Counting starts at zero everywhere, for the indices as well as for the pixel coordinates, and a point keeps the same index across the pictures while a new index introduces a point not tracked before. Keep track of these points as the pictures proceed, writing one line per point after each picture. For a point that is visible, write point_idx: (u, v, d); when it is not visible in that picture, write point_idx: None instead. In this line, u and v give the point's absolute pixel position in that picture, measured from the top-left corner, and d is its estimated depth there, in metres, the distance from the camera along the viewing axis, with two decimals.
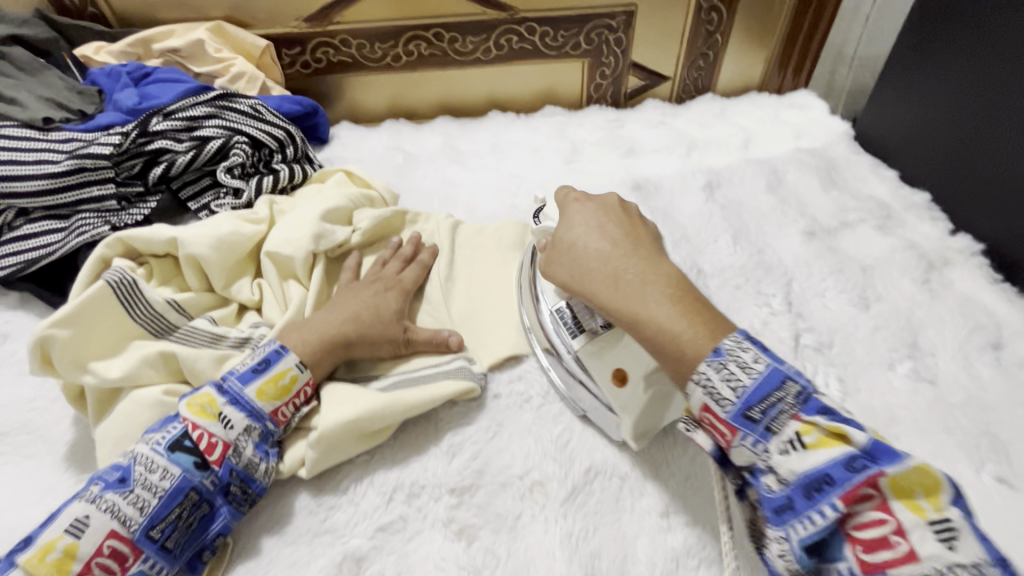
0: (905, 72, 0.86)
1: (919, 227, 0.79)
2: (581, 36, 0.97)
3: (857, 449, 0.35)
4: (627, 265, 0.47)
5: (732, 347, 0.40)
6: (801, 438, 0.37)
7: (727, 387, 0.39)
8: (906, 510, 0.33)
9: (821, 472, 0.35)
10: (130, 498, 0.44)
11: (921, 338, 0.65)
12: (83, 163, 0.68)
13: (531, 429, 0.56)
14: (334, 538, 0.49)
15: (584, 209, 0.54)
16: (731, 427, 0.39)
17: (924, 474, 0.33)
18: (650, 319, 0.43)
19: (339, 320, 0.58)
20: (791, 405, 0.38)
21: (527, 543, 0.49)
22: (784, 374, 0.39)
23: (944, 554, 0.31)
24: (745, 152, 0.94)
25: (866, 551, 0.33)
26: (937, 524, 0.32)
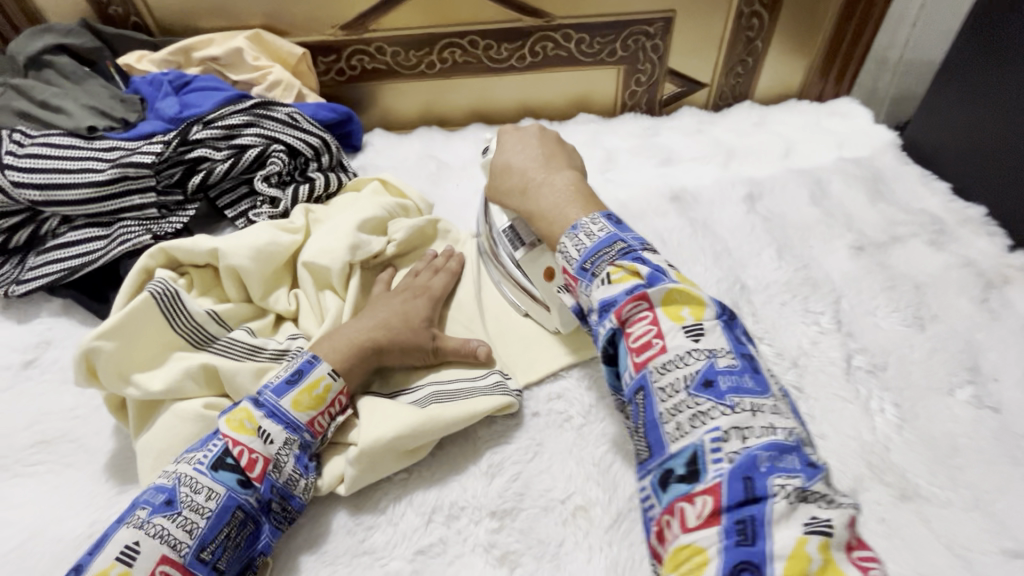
0: (961, 80, 0.82)
1: (974, 243, 0.76)
2: (617, 43, 0.95)
3: (643, 280, 0.46)
4: (535, 178, 0.61)
5: (586, 224, 0.53)
6: (611, 276, 0.48)
7: (575, 250, 0.52)
8: (668, 318, 0.45)
9: (612, 297, 0.46)
10: (179, 520, 0.43)
11: (983, 362, 0.62)
12: (125, 172, 0.69)
13: (572, 450, 0.54)
14: (373, 560, 0.48)
15: (514, 136, 0.66)
16: (576, 278, 0.51)
17: (688, 295, 0.46)
18: (541, 210, 0.58)
19: (371, 327, 0.57)
20: (613, 256, 0.49)
21: (571, 572, 0.47)
22: (617, 238, 0.51)
23: (687, 344, 0.43)
24: (785, 161, 0.91)
25: (637, 355, 0.45)
26: (687, 325, 0.44)
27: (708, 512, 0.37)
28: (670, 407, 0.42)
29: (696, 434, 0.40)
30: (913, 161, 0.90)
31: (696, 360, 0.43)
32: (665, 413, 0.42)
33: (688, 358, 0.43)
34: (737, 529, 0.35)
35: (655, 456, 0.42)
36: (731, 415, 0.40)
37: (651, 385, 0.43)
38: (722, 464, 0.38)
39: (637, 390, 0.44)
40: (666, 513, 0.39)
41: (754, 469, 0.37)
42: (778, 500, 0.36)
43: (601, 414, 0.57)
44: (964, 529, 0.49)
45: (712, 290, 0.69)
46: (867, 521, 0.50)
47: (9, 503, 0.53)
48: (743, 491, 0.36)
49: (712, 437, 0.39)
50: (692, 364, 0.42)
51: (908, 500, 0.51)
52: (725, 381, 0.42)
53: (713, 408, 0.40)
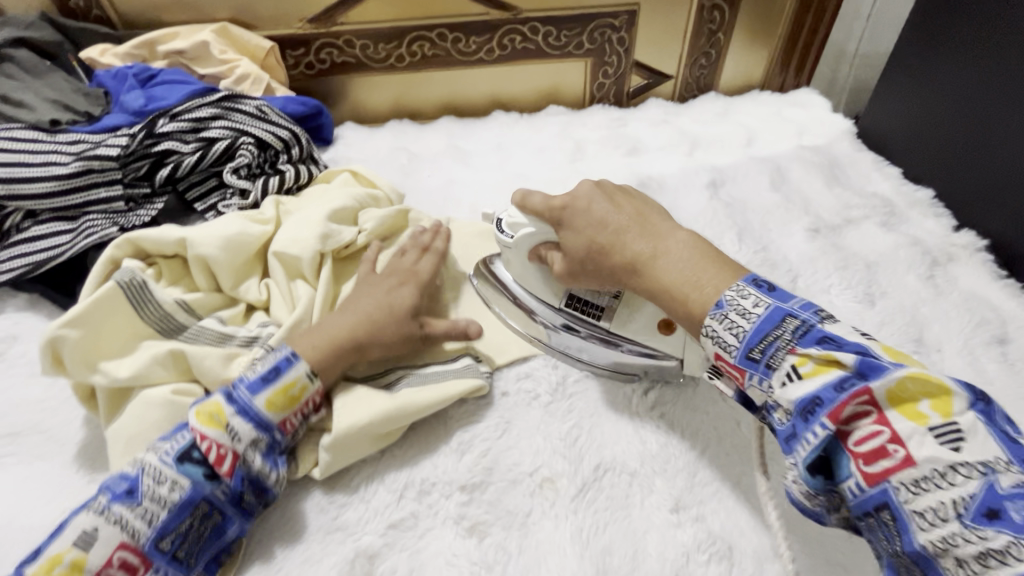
0: (907, 70, 0.87)
1: (922, 223, 0.80)
2: (584, 35, 0.98)
3: (852, 371, 0.37)
4: (641, 244, 0.51)
5: (733, 298, 0.44)
6: (797, 369, 0.39)
7: (732, 334, 0.43)
8: (903, 419, 0.35)
9: (814, 395, 0.37)
10: (138, 510, 0.44)
11: (927, 334, 0.65)
12: (90, 164, 0.69)
13: (540, 426, 0.56)
14: (346, 536, 0.49)
15: (575, 199, 0.56)
16: (739, 367, 0.42)
17: (924, 382, 0.36)
18: (666, 283, 0.48)
19: (352, 323, 0.56)
20: (788, 341, 0.41)
21: (539, 540, 0.49)
22: (785, 313, 0.42)
23: (944, 456, 0.34)
24: (748, 149, 0.94)
25: (866, 463, 0.36)
26: (937, 429, 0.34)
27: None
28: (936, 536, 0.33)
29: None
30: (866, 148, 0.94)
31: (964, 477, 0.33)
32: (929, 543, 0.33)
33: (953, 474, 0.33)
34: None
35: None
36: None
37: (899, 505, 0.34)
38: None
39: (876, 505, 0.35)
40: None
41: None
42: None
43: (568, 391, 0.59)
44: None
45: None
46: None
47: None
48: None
49: None
50: (958, 480, 0.33)
51: None
52: (1015, 506, 0.31)
53: (1007, 543, 0.31)
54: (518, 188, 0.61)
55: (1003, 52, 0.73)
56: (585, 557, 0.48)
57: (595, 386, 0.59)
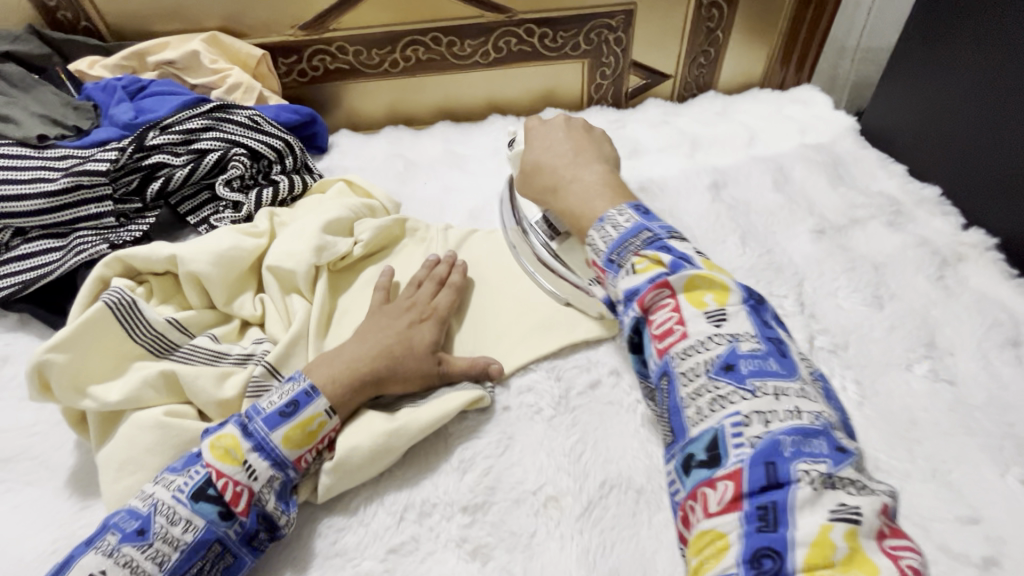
0: (911, 67, 0.85)
1: (930, 223, 0.78)
2: (580, 36, 0.96)
3: (666, 269, 0.46)
4: (569, 175, 0.61)
5: (613, 215, 0.53)
6: (635, 267, 0.48)
7: (603, 241, 0.52)
8: (689, 303, 0.45)
9: (637, 286, 0.46)
10: (149, 551, 0.42)
11: (938, 338, 0.64)
12: (79, 180, 0.68)
13: (543, 442, 0.55)
14: (345, 562, 0.48)
15: (540, 131, 0.67)
16: (603, 270, 0.51)
17: (711, 279, 0.45)
18: (570, 207, 0.59)
19: (371, 355, 0.54)
20: (637, 247, 0.49)
21: (543, 562, 0.47)
22: (644, 227, 0.51)
23: (708, 330, 0.43)
24: (749, 149, 0.93)
25: (659, 341, 0.45)
26: (710, 312, 0.44)
27: (729, 497, 0.36)
28: (693, 391, 0.41)
29: (715, 419, 0.39)
30: (872, 146, 0.92)
31: (717, 344, 0.42)
32: (688, 400, 0.41)
33: (709, 342, 0.42)
34: (759, 515, 0.34)
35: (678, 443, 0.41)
36: (751, 399, 0.39)
37: (674, 370, 0.43)
38: (744, 449, 0.37)
39: (662, 375, 0.44)
40: (690, 498, 0.39)
41: (776, 453, 0.36)
42: (803, 486, 0.34)
43: (571, 404, 0.57)
44: (922, 499, 0.51)
45: None
46: None
47: None
48: (765, 476, 0.35)
49: (733, 421, 0.38)
50: (713, 347, 0.42)
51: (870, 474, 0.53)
52: (746, 364, 0.40)
53: (734, 392, 0.39)
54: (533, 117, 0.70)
55: (1013, 46, 0.70)
56: None
57: (598, 397, 0.58)
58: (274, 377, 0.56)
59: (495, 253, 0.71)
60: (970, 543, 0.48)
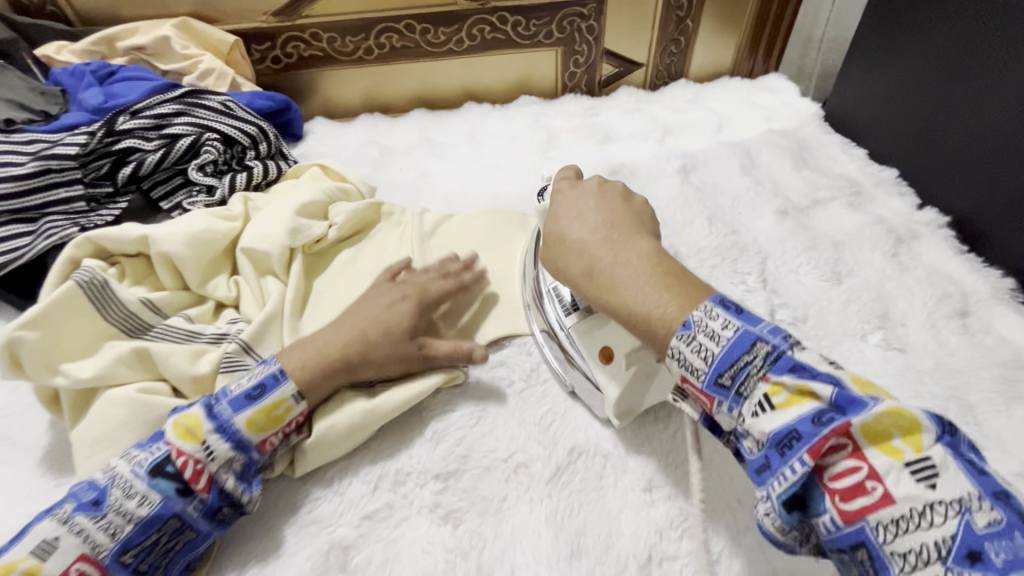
0: (869, 54, 0.88)
1: (887, 203, 0.81)
2: (553, 25, 0.98)
3: (828, 405, 0.35)
4: (603, 255, 0.47)
5: (701, 317, 0.40)
6: (769, 400, 0.37)
7: (698, 356, 0.39)
8: (881, 455, 0.33)
9: (793, 429, 0.35)
10: (102, 522, 0.43)
11: (892, 310, 0.67)
12: (48, 164, 0.68)
13: (514, 413, 0.56)
14: (320, 529, 0.49)
15: (568, 197, 0.54)
16: (708, 394, 0.39)
17: (898, 416, 0.34)
18: (625, 301, 0.44)
19: (342, 342, 0.54)
20: (759, 367, 0.38)
21: (513, 524, 0.49)
22: (754, 335, 0.39)
23: (923, 493, 0.32)
24: (718, 135, 0.95)
25: (843, 500, 0.34)
26: (913, 465, 0.33)
27: None
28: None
29: None
30: (834, 131, 0.96)
31: (944, 516, 0.31)
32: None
33: (931, 514, 0.31)
34: None
35: None
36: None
37: (879, 546, 0.32)
38: None
39: (853, 543, 0.33)
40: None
41: None
42: None
43: (542, 377, 0.59)
44: None
45: None
46: None
47: None
48: None
49: None
50: (938, 520, 0.31)
51: None
52: (994, 546, 0.29)
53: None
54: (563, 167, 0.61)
55: (964, 31, 0.74)
56: (560, 538, 0.48)
57: None
58: (248, 354, 0.57)
59: (469, 236, 0.73)
60: None
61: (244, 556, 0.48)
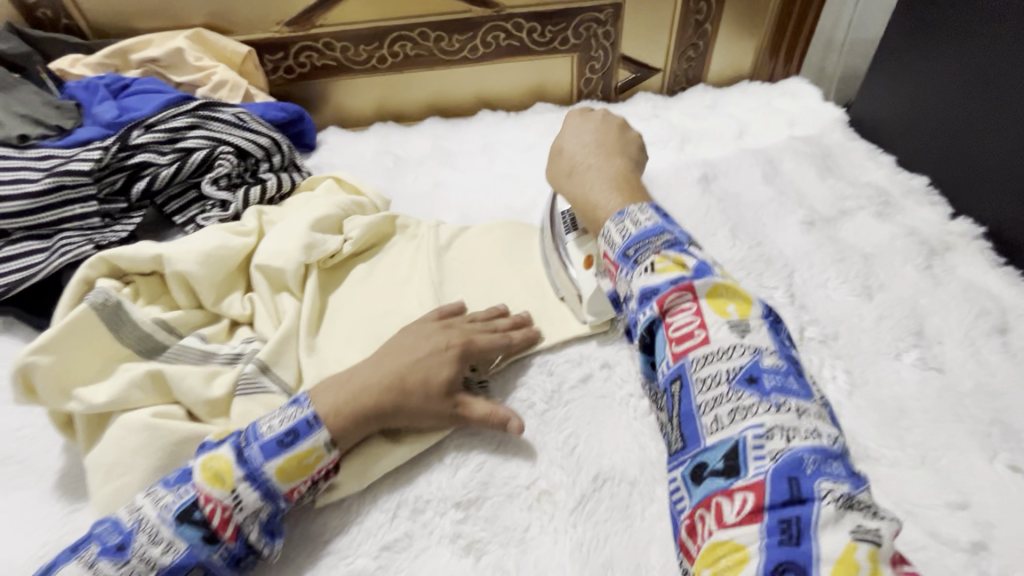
0: (898, 58, 0.85)
1: (918, 213, 0.78)
2: (569, 31, 0.96)
3: (689, 272, 0.45)
4: (585, 162, 0.63)
5: (633, 212, 0.52)
6: (655, 265, 0.46)
7: (618, 235, 0.51)
8: (713, 312, 0.43)
9: (656, 285, 0.45)
10: (126, 569, 0.42)
11: (927, 326, 0.64)
12: (63, 181, 0.67)
13: (536, 436, 0.55)
14: (338, 560, 0.47)
15: (578, 122, 0.69)
16: (615, 264, 0.50)
17: (733, 291, 0.44)
18: (586, 196, 0.60)
19: (380, 384, 0.51)
20: (658, 246, 0.48)
21: (537, 556, 0.47)
22: (663, 229, 0.50)
23: (733, 339, 0.42)
24: (739, 141, 0.93)
25: (677, 344, 0.43)
26: (734, 322, 0.42)
27: (749, 509, 0.35)
28: (709, 398, 0.40)
29: (738, 428, 0.38)
30: (860, 137, 0.93)
31: (739, 355, 0.41)
32: (705, 407, 0.40)
33: (733, 353, 0.41)
34: (781, 528, 0.34)
35: (686, 454, 0.40)
36: (776, 414, 0.38)
37: (689, 375, 0.41)
38: (764, 461, 0.36)
39: (675, 378, 0.42)
40: (699, 507, 0.38)
41: (799, 469, 0.35)
42: (826, 503, 0.34)
43: (564, 398, 0.57)
44: (912, 485, 0.51)
45: None
46: None
47: None
48: (788, 491, 0.35)
49: (754, 433, 0.37)
50: (735, 357, 0.41)
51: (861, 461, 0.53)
52: (769, 379, 0.40)
53: (759, 404, 0.38)
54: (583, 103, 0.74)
55: (1000, 33, 0.70)
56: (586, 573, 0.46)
57: (591, 391, 0.58)
58: (265, 374, 0.55)
59: (487, 249, 0.71)
60: (959, 529, 0.48)
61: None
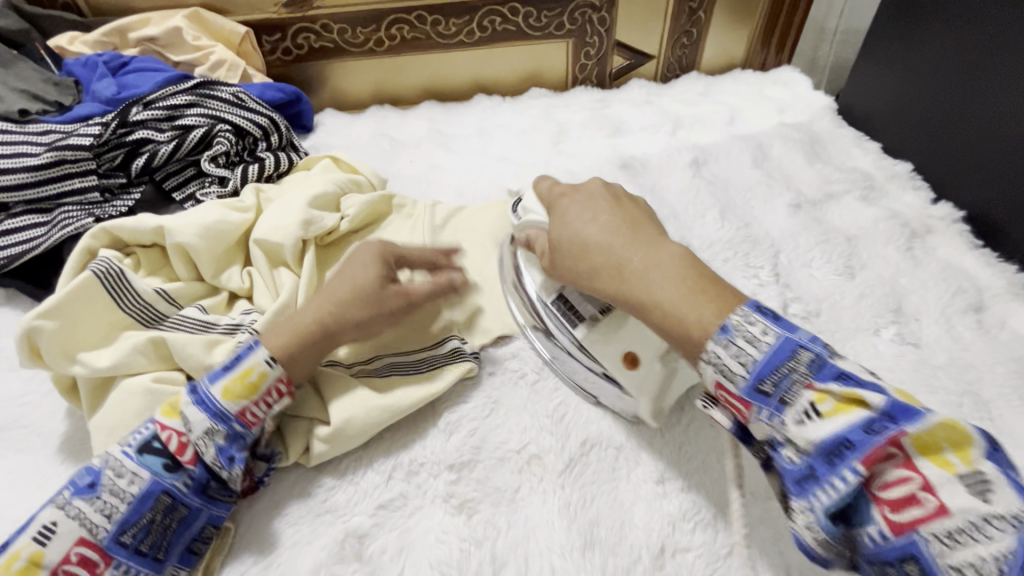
0: (885, 46, 0.87)
1: (901, 197, 0.81)
2: (565, 16, 0.97)
3: (876, 412, 0.35)
4: (631, 255, 0.47)
5: (739, 322, 0.40)
6: (816, 407, 0.37)
7: (736, 362, 0.39)
8: (932, 466, 0.33)
9: (840, 437, 0.35)
10: (97, 504, 0.44)
11: (905, 304, 0.66)
12: (63, 155, 0.68)
13: (527, 404, 0.57)
14: (335, 517, 0.49)
15: (576, 203, 0.54)
16: (746, 401, 0.39)
17: (950, 429, 0.34)
18: (658, 301, 0.44)
19: (316, 307, 0.53)
20: (804, 375, 0.38)
21: (527, 515, 0.50)
22: (796, 343, 0.39)
23: (979, 506, 0.31)
24: (730, 128, 0.95)
25: (893, 511, 0.34)
26: (967, 477, 0.32)
27: None
28: None
29: None
30: (847, 124, 0.95)
31: (999, 529, 0.30)
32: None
33: (988, 526, 0.31)
34: None
35: None
36: None
37: (932, 559, 0.32)
38: None
39: (902, 557, 0.33)
40: None
41: None
42: None
43: (554, 369, 0.59)
44: None
45: None
46: None
47: None
48: None
49: None
50: (993, 531, 0.30)
51: None
52: None
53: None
54: (541, 176, 0.60)
55: (983, 20, 0.73)
56: (573, 529, 0.48)
57: None
58: None
59: (480, 228, 0.73)
60: None
61: (261, 546, 0.48)
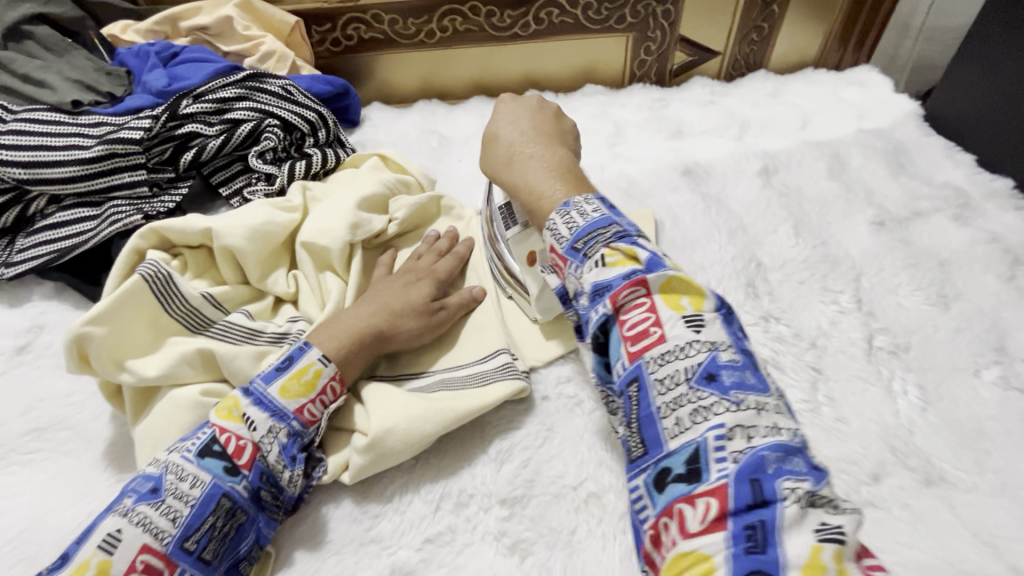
0: (988, 44, 0.78)
1: (1001, 217, 0.72)
2: (626, 8, 0.91)
3: (641, 266, 0.40)
4: (524, 152, 0.55)
5: (580, 202, 0.46)
6: (604, 259, 0.41)
7: (566, 227, 0.44)
8: (667, 306, 0.39)
9: (608, 281, 0.40)
10: (163, 508, 0.41)
11: (1010, 342, 0.59)
12: (113, 148, 0.66)
13: (583, 436, 0.53)
14: (380, 549, 0.46)
15: (509, 105, 0.60)
16: (564, 258, 0.44)
17: (687, 283, 0.39)
18: (527, 183, 0.52)
19: (371, 312, 0.55)
20: (606, 238, 0.42)
21: (585, 560, 0.46)
22: (612, 220, 0.44)
23: (688, 335, 0.37)
24: (802, 133, 0.87)
25: (632, 344, 0.38)
26: (689, 315, 0.38)
27: (712, 517, 0.32)
28: (667, 399, 0.36)
29: (696, 431, 0.34)
30: (937, 131, 0.86)
31: (697, 351, 0.37)
32: (661, 408, 0.36)
33: (688, 348, 0.37)
34: (745, 534, 0.30)
35: (651, 455, 0.36)
36: (736, 413, 0.34)
37: (646, 377, 0.37)
38: (727, 464, 0.33)
39: (630, 380, 0.38)
40: (662, 515, 0.34)
41: (760, 470, 0.32)
42: (787, 503, 0.31)
43: None
44: (991, 515, 0.47)
45: (726, 268, 0.67)
46: (890, 505, 0.48)
47: (9, 491, 0.51)
48: (750, 493, 0.31)
49: (716, 435, 0.34)
50: (692, 353, 0.37)
51: (935, 485, 0.49)
52: (728, 375, 0.36)
53: (715, 404, 0.35)
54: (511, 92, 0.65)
55: None
56: None
57: None
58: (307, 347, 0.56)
59: None
60: None
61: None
